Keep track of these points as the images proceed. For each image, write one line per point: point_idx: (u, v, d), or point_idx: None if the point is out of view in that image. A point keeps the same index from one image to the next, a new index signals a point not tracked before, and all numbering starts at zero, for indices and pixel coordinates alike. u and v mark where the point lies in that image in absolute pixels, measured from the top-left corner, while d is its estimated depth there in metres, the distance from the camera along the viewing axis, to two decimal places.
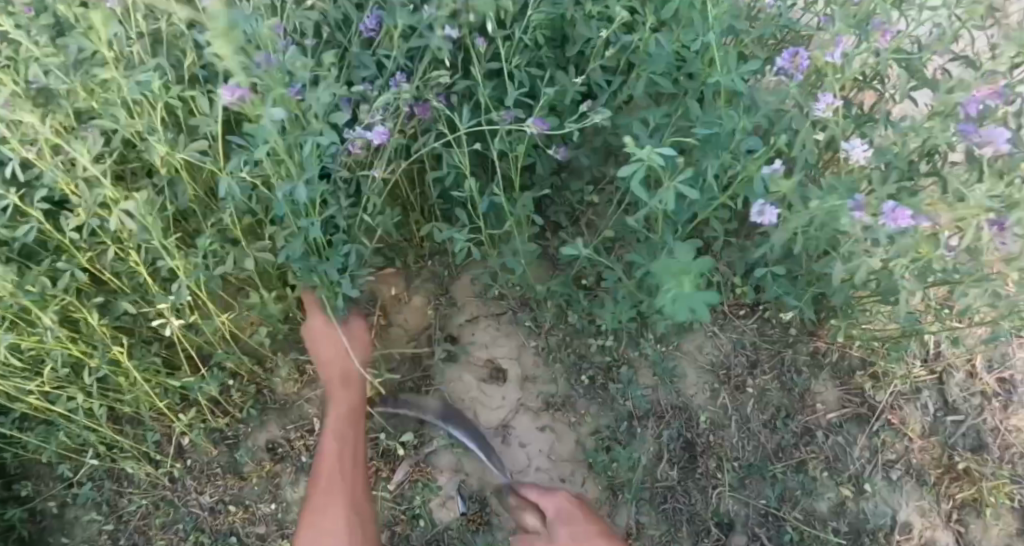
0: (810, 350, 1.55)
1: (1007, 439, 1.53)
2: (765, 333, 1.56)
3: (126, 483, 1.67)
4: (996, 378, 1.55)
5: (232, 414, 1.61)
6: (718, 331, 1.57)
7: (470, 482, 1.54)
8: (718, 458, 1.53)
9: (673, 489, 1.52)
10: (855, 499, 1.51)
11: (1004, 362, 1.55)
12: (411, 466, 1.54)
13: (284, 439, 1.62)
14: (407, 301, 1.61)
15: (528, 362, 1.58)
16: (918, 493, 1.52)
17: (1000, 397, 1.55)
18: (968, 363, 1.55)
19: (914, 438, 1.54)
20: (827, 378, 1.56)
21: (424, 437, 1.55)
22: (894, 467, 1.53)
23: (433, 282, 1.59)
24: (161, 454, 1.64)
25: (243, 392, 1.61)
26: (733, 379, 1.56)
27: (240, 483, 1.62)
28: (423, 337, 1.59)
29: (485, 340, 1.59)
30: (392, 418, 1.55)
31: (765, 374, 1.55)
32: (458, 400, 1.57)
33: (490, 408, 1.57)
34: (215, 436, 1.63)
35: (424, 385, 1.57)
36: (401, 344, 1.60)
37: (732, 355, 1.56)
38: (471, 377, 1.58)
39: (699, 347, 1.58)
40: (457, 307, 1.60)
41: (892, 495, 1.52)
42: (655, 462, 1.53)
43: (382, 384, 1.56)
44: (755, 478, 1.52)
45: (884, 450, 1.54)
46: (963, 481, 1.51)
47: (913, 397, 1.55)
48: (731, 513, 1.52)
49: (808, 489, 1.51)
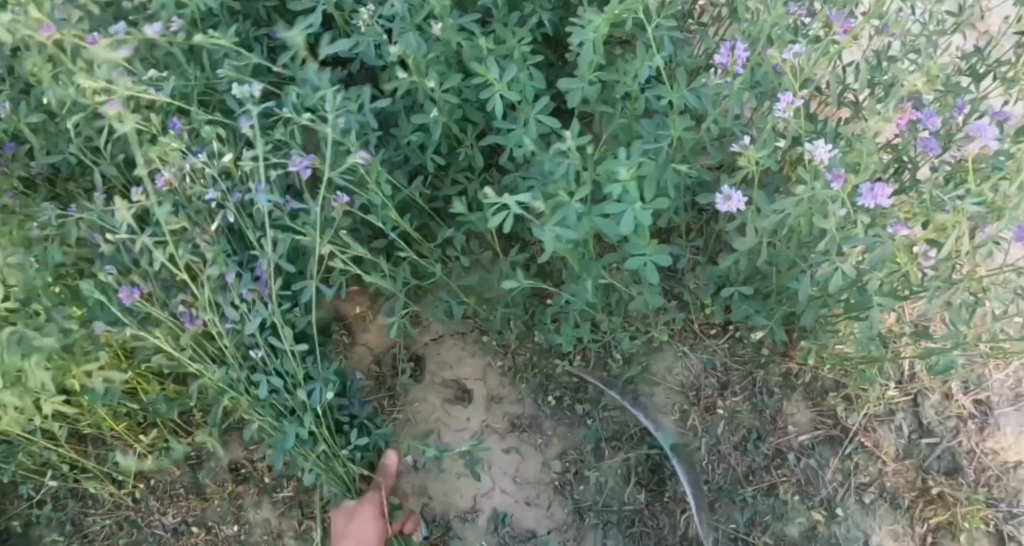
0: (781, 371, 1.53)
1: (983, 462, 1.50)
2: (736, 353, 1.54)
3: (90, 503, 1.63)
4: (972, 400, 1.52)
5: (195, 434, 1.60)
6: (688, 351, 1.56)
7: (433, 505, 1.53)
8: (687, 482, 1.49)
9: (641, 513, 1.48)
10: (826, 523, 1.48)
11: (980, 384, 1.52)
12: (374, 488, 1.53)
13: (247, 460, 1.58)
14: (372, 319, 1.62)
15: (494, 382, 1.57)
16: (891, 517, 1.49)
17: (976, 419, 1.51)
18: (943, 385, 1.52)
19: (887, 461, 1.51)
20: (799, 399, 1.54)
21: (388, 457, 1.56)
22: (867, 490, 1.50)
23: None
24: (124, 474, 1.62)
25: (205, 412, 1.60)
26: (703, 400, 1.54)
27: (203, 504, 1.59)
28: (388, 357, 1.60)
29: (450, 359, 1.59)
30: None
31: (736, 396, 1.54)
32: (424, 421, 1.57)
33: (455, 429, 1.56)
34: (177, 457, 1.60)
35: (389, 405, 1.57)
36: (367, 363, 1.61)
37: (703, 376, 1.55)
38: (436, 398, 1.57)
39: (668, 368, 1.56)
40: (423, 326, 1.59)
41: (865, 519, 1.49)
42: (622, 486, 1.49)
43: None
44: (723, 502, 1.50)
45: (857, 472, 1.50)
46: (938, 505, 1.48)
47: (886, 418, 1.52)
48: (699, 539, 1.47)
49: (778, 513, 1.48)
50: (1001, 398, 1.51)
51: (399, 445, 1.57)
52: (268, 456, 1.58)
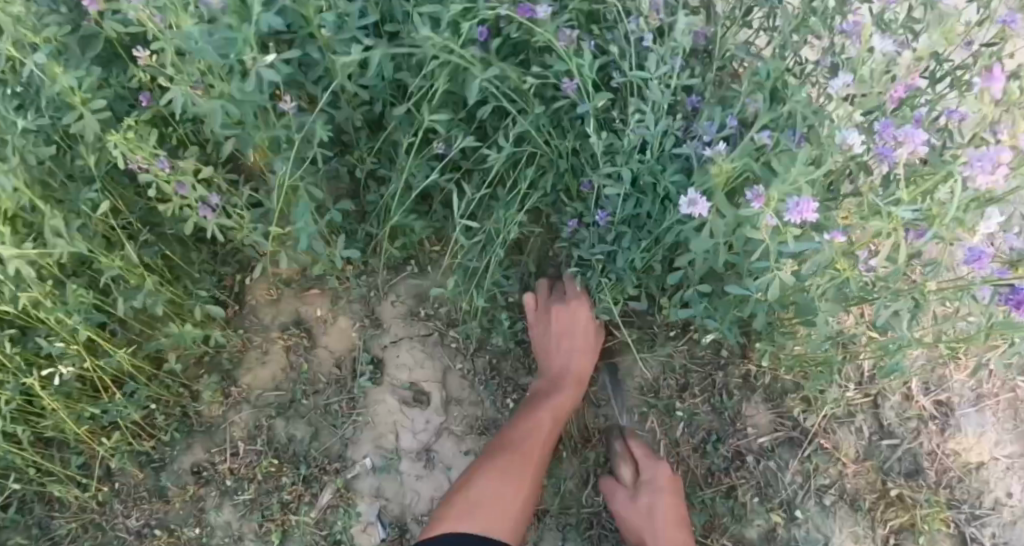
0: (741, 373, 1.52)
1: (944, 463, 1.49)
2: (696, 355, 1.52)
3: (56, 506, 1.59)
4: (932, 401, 1.51)
5: (157, 437, 1.56)
6: (647, 354, 1.52)
7: (390, 507, 1.54)
8: None
9: (599, 515, 1.51)
10: (786, 525, 1.48)
11: (940, 385, 1.51)
12: (332, 491, 1.54)
13: (209, 463, 1.57)
14: (332, 321, 1.60)
15: (453, 385, 1.57)
16: (852, 519, 1.49)
17: (937, 421, 1.51)
18: (904, 386, 1.51)
19: (847, 462, 1.50)
20: (759, 401, 1.53)
21: (346, 460, 1.55)
22: (827, 492, 1.49)
23: (360, 303, 1.59)
24: (87, 477, 1.57)
25: (167, 415, 1.55)
26: (662, 402, 1.52)
27: (165, 507, 1.57)
28: (348, 360, 1.58)
29: (409, 362, 1.58)
30: (315, 441, 1.55)
31: (695, 398, 1.52)
32: (381, 424, 1.57)
33: (413, 432, 1.56)
34: (141, 459, 1.58)
35: (349, 409, 1.56)
36: (327, 366, 1.59)
37: (661, 378, 1.53)
38: (393, 400, 1.57)
39: (629, 370, 1.55)
40: (382, 328, 1.58)
41: (825, 521, 1.49)
42: (580, 488, 1.51)
43: (308, 408, 1.57)
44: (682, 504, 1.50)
45: (817, 475, 1.50)
46: (898, 507, 1.47)
47: (846, 420, 1.51)
48: None
49: (736, 515, 1.48)
50: (960, 399, 1.51)
51: (357, 447, 1.56)
52: (230, 458, 1.57)
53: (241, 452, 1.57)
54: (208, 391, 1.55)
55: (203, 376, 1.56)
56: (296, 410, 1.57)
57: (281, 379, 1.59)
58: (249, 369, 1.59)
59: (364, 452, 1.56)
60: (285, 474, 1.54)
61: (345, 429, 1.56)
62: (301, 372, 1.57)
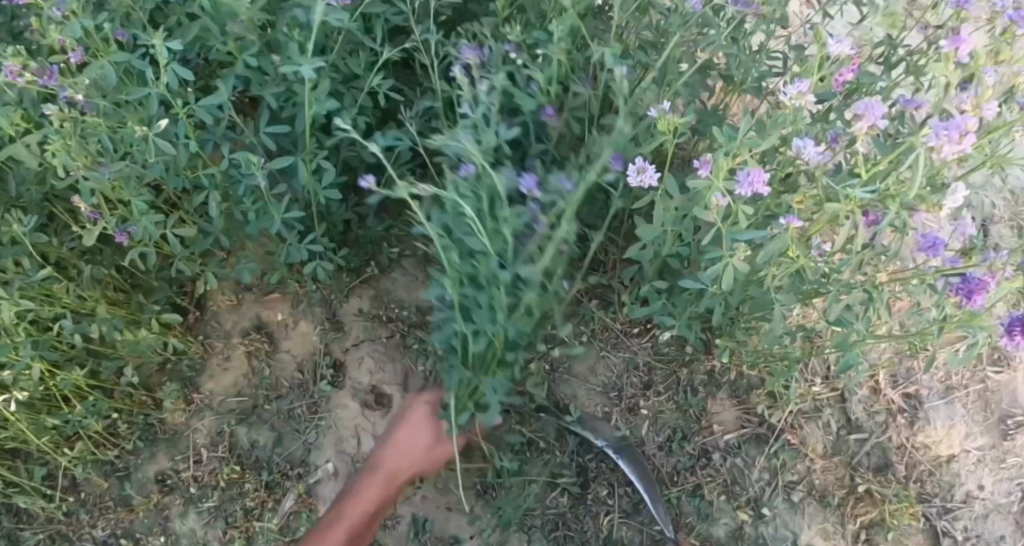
0: (705, 370, 1.51)
1: (914, 457, 1.48)
2: (659, 353, 1.52)
3: (24, 518, 1.55)
4: (900, 395, 1.50)
5: (122, 446, 1.54)
6: (610, 351, 1.53)
7: None
8: (610, 485, 1.49)
9: (564, 517, 1.48)
10: (753, 523, 1.46)
11: (908, 377, 1.50)
12: (294, 497, 1.52)
13: (173, 471, 1.54)
14: (294, 326, 1.58)
15: (416, 387, 1.55)
16: (821, 515, 1.46)
17: (905, 414, 1.50)
18: (871, 380, 1.51)
19: (815, 458, 1.48)
20: (725, 397, 1.51)
21: (309, 465, 1.54)
22: (795, 488, 1.47)
23: (321, 308, 1.57)
24: (52, 487, 1.54)
25: (130, 424, 1.53)
26: (626, 400, 1.51)
27: (129, 516, 1.54)
28: (310, 364, 1.56)
29: (370, 365, 1.56)
30: (278, 447, 1.54)
31: (659, 396, 1.51)
32: (343, 427, 1.55)
33: (374, 435, 1.54)
34: (106, 469, 1.55)
35: (312, 413, 1.55)
36: (290, 371, 1.57)
37: (625, 377, 1.52)
38: (356, 404, 1.55)
39: (591, 369, 1.53)
40: (344, 331, 1.57)
41: (793, 518, 1.47)
42: (546, 490, 1.48)
43: (273, 412, 1.55)
44: (647, 504, 1.47)
45: (785, 471, 1.48)
46: (867, 502, 1.45)
47: (814, 415, 1.50)
48: (623, 541, 1.47)
49: (703, 514, 1.46)
50: (930, 391, 1.50)
51: (320, 452, 1.54)
52: (194, 466, 1.55)
53: (205, 460, 1.54)
54: (170, 399, 1.53)
55: (163, 384, 1.54)
56: (259, 416, 1.55)
57: (243, 385, 1.57)
58: (211, 375, 1.57)
59: (327, 457, 1.54)
60: (248, 481, 1.52)
61: (309, 433, 1.54)
62: (263, 378, 1.55)
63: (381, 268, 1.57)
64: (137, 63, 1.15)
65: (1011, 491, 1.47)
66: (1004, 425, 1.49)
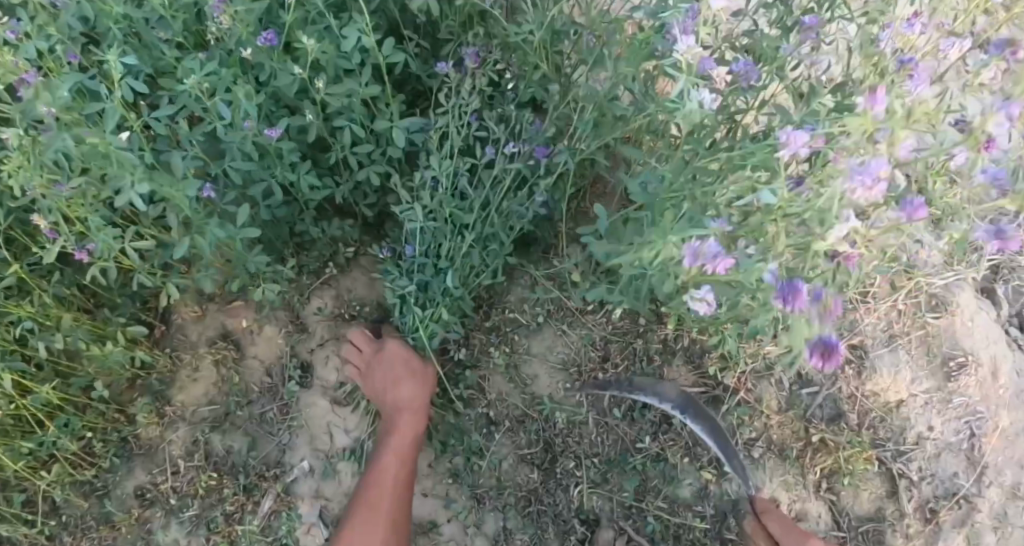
0: (660, 338, 1.58)
1: (864, 405, 1.56)
2: (615, 326, 1.58)
3: None
4: (847, 345, 1.59)
5: (99, 464, 1.55)
6: (567, 329, 1.58)
7: (331, 506, 1.55)
8: (576, 456, 1.53)
9: (535, 491, 1.52)
10: (717, 481, 1.51)
11: (853, 328, 1.59)
12: (272, 497, 1.55)
13: (151, 483, 1.56)
14: (259, 331, 1.61)
15: None
16: (781, 468, 1.53)
17: (853, 364, 1.58)
18: (818, 334, 1.59)
19: (771, 414, 1.55)
20: (681, 364, 1.58)
21: (285, 465, 1.57)
22: (755, 444, 1.54)
23: (284, 311, 1.61)
24: (33, 513, 1.53)
25: (105, 441, 1.55)
26: (585, 375, 1.56)
27: (112, 533, 1.53)
28: (278, 367, 1.60)
29: (336, 363, 1.61)
30: (253, 451, 1.57)
31: (616, 368, 1.56)
32: (314, 426, 1.58)
33: (346, 431, 1.58)
34: (85, 489, 1.55)
35: (283, 414, 1.58)
36: (258, 375, 1.60)
37: (583, 352, 1.57)
38: (325, 401, 1.59)
39: (550, 346, 1.58)
40: (308, 332, 1.61)
41: (755, 473, 1.53)
42: (516, 466, 1.53)
43: (245, 417, 1.58)
44: (615, 472, 1.52)
45: (743, 428, 1.54)
46: (823, 452, 1.53)
47: (766, 374, 1.57)
48: (596, 510, 1.51)
49: (668, 477, 1.51)
50: (873, 340, 1.59)
51: (294, 452, 1.57)
52: (173, 476, 1.56)
53: (184, 469, 1.56)
54: (143, 413, 1.55)
55: (136, 398, 1.57)
56: (232, 422, 1.58)
57: (214, 394, 1.59)
58: (181, 387, 1.59)
59: (302, 456, 1.57)
60: (226, 485, 1.55)
61: (282, 435, 1.58)
62: (233, 384, 1.58)
63: (340, 268, 1.61)
64: (89, 83, 1.17)
65: (959, 429, 1.56)
66: (947, 367, 1.57)
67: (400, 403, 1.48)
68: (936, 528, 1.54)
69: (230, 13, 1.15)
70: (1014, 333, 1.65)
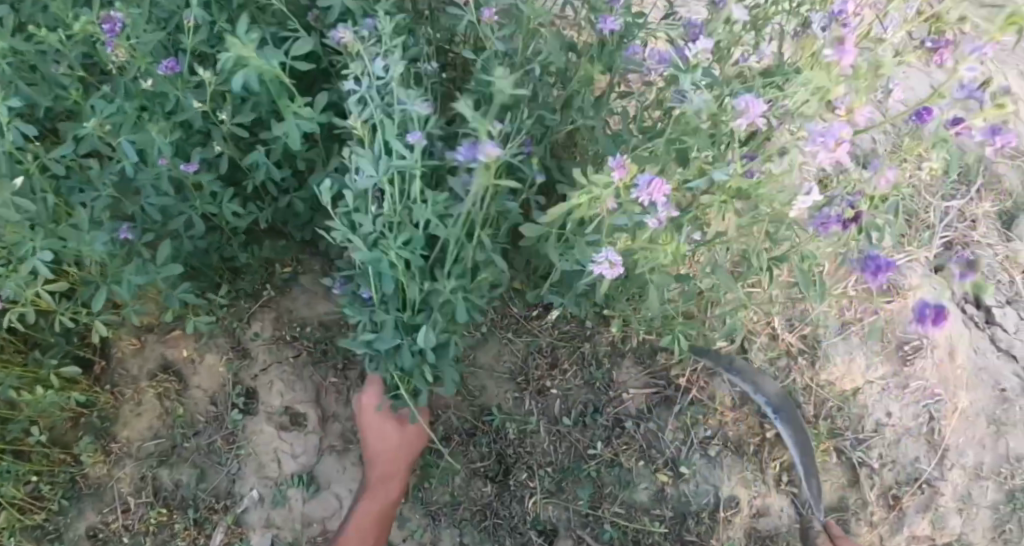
0: (607, 340, 1.56)
1: (821, 396, 1.54)
2: (561, 331, 1.56)
3: None
4: (799, 336, 1.57)
5: (47, 507, 1.49)
6: (512, 337, 1.56)
7: (283, 534, 1.52)
8: (530, 466, 1.50)
9: (489, 505, 1.49)
10: (674, 483, 1.49)
11: (803, 318, 1.57)
12: (223, 530, 1.52)
13: (102, 523, 1.51)
14: (200, 360, 1.58)
15: (328, 402, 1.58)
16: (739, 465, 1.50)
17: (806, 354, 1.56)
18: (769, 326, 1.56)
19: (725, 411, 1.52)
20: (631, 365, 1.56)
21: (235, 495, 1.54)
22: (711, 443, 1.51)
23: (225, 337, 1.58)
24: None
25: (53, 484, 1.50)
26: (534, 382, 1.54)
27: None
28: (222, 396, 1.57)
29: (280, 388, 1.58)
30: (202, 483, 1.54)
31: (565, 373, 1.54)
32: (260, 453, 1.55)
33: (293, 455, 1.55)
34: (35, 534, 1.49)
35: (230, 444, 1.55)
36: (203, 405, 1.57)
37: (529, 359, 1.55)
38: (271, 427, 1.56)
39: (496, 357, 1.56)
40: (250, 357, 1.58)
41: (711, 473, 1.50)
42: (469, 480, 1.50)
43: (192, 449, 1.55)
44: (570, 480, 1.49)
45: (697, 427, 1.52)
46: (779, 446, 1.51)
47: (717, 370, 1.54)
48: (552, 519, 1.49)
49: (623, 481, 1.49)
50: (826, 328, 1.57)
51: (243, 481, 1.54)
52: (123, 515, 1.52)
53: (134, 507, 1.52)
54: (87, 452, 1.50)
55: (80, 438, 1.52)
56: (179, 455, 1.55)
57: (158, 428, 1.56)
58: (126, 422, 1.55)
59: (251, 485, 1.54)
60: (177, 520, 1.52)
61: (230, 464, 1.54)
62: (177, 417, 1.55)
63: (278, 289, 1.59)
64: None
65: (918, 414, 1.54)
66: (902, 351, 1.55)
67: (382, 466, 1.43)
68: (900, 514, 1.51)
69: (125, 47, 1.12)
70: (970, 310, 1.63)
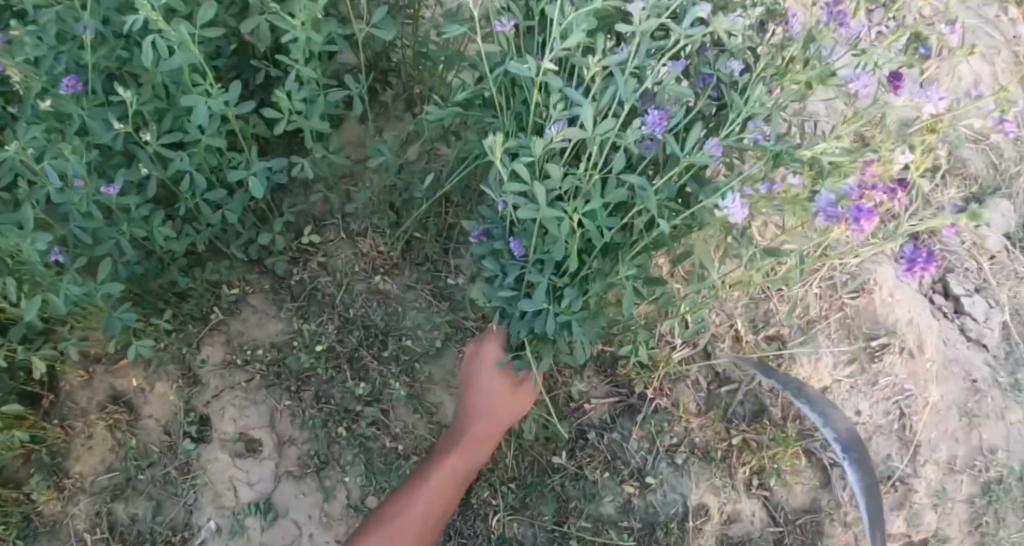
0: None
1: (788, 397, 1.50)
2: None
3: None
4: (764, 338, 1.54)
5: None
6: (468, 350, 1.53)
7: None
8: (492, 483, 1.47)
9: (452, 525, 1.46)
10: (640, 494, 1.46)
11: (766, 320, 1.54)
12: None
13: None
14: (151, 389, 1.54)
15: (282, 426, 1.53)
16: (708, 472, 1.46)
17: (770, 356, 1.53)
18: (731, 329, 1.53)
19: (690, 417, 1.49)
20: (592, 375, 1.52)
21: (192, 527, 1.50)
22: (677, 451, 1.48)
23: (174, 364, 1.53)
24: None
25: (5, 524, 1.45)
26: None
27: None
28: (176, 424, 1.53)
29: (234, 414, 1.53)
30: (158, 515, 1.50)
31: None
32: (215, 483, 1.51)
33: (249, 483, 1.51)
34: None
35: (185, 473, 1.51)
36: (157, 434, 1.53)
37: None
38: (226, 455, 1.52)
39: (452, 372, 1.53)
40: (202, 384, 1.53)
41: (678, 482, 1.46)
42: None
43: (146, 482, 1.51)
44: (534, 496, 1.46)
45: (663, 435, 1.48)
46: (747, 452, 1.47)
47: (680, 376, 1.51)
48: (518, 537, 1.45)
49: (589, 494, 1.45)
50: (790, 329, 1.54)
51: (201, 511, 1.50)
52: None
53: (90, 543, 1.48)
54: (39, 490, 1.46)
55: (31, 475, 1.48)
56: (134, 487, 1.50)
57: (111, 461, 1.52)
58: (77, 457, 1.51)
59: (208, 515, 1.50)
60: None
61: (186, 495, 1.50)
62: (129, 448, 1.51)
63: (227, 312, 1.54)
64: None
65: (888, 411, 1.51)
66: (869, 347, 1.52)
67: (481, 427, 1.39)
68: None
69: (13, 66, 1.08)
70: (938, 301, 1.59)
